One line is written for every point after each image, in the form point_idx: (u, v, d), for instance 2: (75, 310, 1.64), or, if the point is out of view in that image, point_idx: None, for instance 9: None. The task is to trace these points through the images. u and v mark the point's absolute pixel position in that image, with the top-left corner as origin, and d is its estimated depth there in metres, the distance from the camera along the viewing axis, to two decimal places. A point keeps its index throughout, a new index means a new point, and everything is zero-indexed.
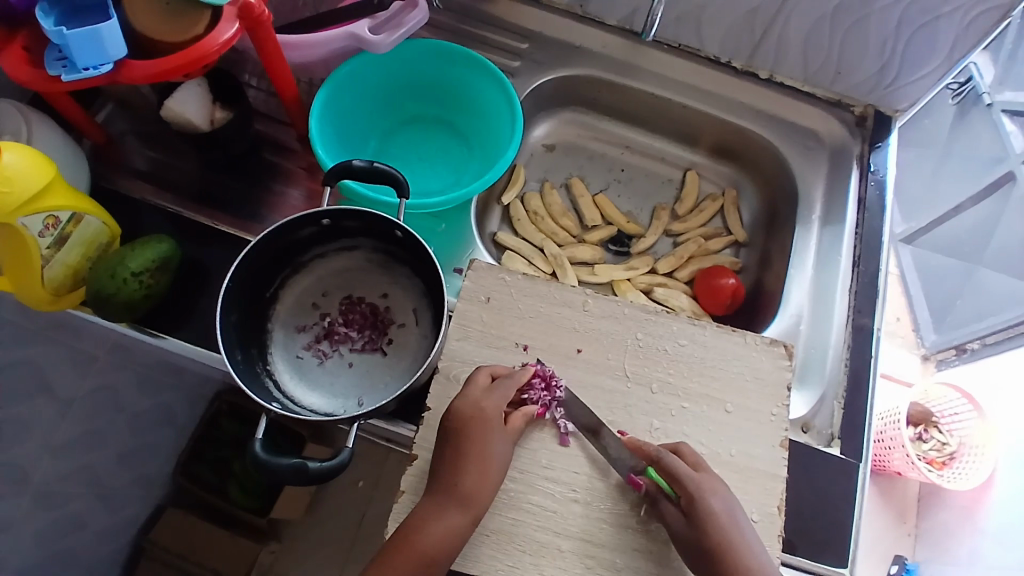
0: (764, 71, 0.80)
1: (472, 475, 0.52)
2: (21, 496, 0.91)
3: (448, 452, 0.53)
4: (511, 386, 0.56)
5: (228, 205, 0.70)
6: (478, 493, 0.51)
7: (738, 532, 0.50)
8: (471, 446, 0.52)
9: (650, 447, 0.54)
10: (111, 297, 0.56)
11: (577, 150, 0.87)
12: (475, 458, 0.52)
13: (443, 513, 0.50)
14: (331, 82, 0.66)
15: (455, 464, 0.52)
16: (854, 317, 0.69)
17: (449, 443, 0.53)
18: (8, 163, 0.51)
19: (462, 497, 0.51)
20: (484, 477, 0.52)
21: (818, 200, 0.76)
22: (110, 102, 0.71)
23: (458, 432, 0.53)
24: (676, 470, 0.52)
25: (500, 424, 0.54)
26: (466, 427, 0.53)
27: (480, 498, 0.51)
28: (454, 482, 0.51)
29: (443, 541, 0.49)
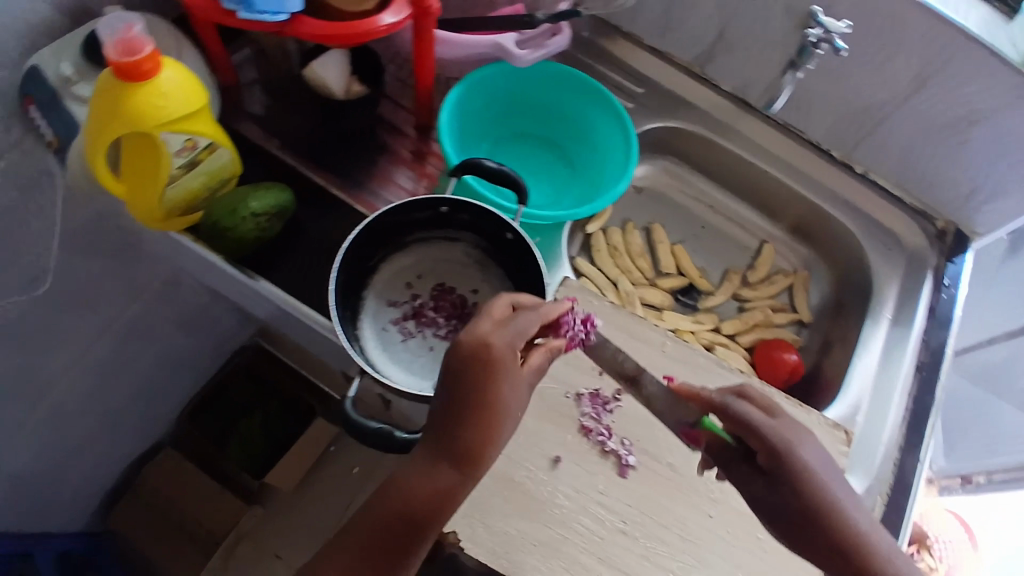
0: (859, 166, 0.83)
1: (478, 428, 0.46)
2: (38, 406, 0.91)
3: (455, 397, 0.47)
4: (531, 321, 0.50)
5: (337, 170, 0.72)
6: (480, 447, 0.46)
7: (849, 509, 0.48)
8: (477, 394, 0.46)
9: (715, 396, 0.55)
10: (227, 229, 0.58)
11: (664, 199, 0.89)
12: (482, 408, 0.46)
13: (436, 467, 0.46)
14: (466, 82, 0.69)
15: (457, 414, 0.46)
16: (908, 419, 0.70)
17: (453, 387, 0.47)
18: (167, 79, 0.53)
19: (459, 456, 0.46)
20: (487, 432, 0.46)
21: (891, 299, 0.78)
22: (247, 47, 0.74)
23: (456, 374, 0.47)
24: (750, 417, 0.52)
25: (512, 367, 0.47)
26: (471, 371, 0.46)
27: (482, 451, 0.46)
28: (452, 436, 0.46)
29: (430, 495, 0.45)
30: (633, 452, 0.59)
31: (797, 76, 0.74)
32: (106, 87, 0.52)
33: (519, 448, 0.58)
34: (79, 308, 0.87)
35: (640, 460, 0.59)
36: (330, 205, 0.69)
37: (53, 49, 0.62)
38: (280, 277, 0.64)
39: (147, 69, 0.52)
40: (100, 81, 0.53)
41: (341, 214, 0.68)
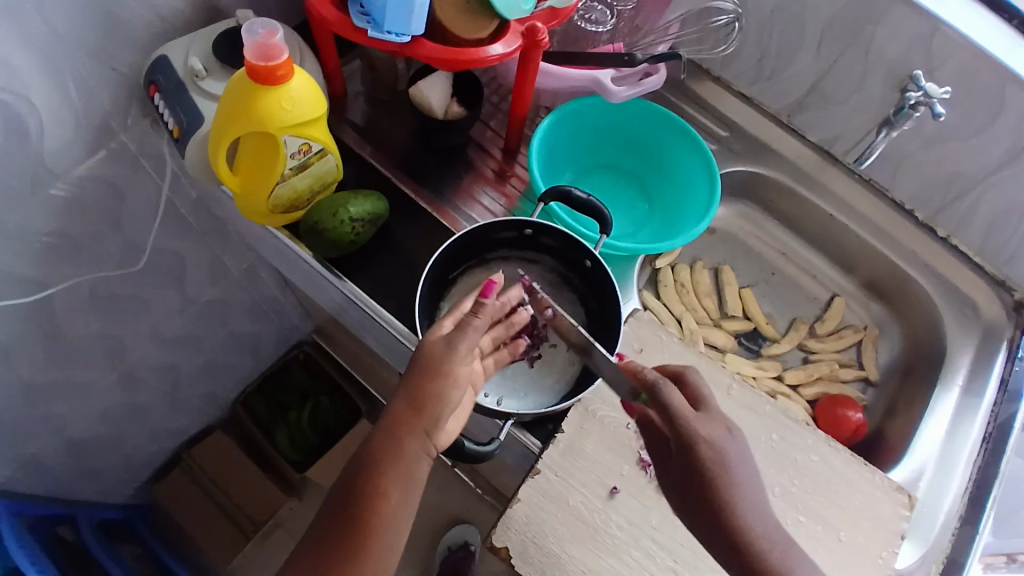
0: (942, 229, 0.82)
1: (424, 389, 0.49)
2: (114, 370, 0.96)
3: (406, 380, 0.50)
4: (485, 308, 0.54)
5: (427, 184, 0.75)
6: (433, 413, 0.49)
7: (792, 549, 0.48)
8: (425, 375, 0.50)
9: (648, 375, 0.50)
10: (325, 231, 0.61)
11: (736, 241, 0.89)
12: (432, 378, 0.49)
13: (392, 437, 0.49)
14: (559, 112, 0.72)
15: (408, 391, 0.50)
16: (973, 491, 0.68)
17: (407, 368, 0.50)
18: (295, 86, 0.56)
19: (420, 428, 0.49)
20: (435, 397, 0.49)
21: (964, 367, 0.76)
22: (358, 59, 0.79)
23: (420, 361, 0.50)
24: (669, 405, 0.49)
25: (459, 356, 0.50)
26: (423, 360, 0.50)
27: (432, 411, 0.49)
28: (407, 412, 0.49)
29: (399, 467, 0.48)
30: None
31: (891, 134, 0.73)
32: (240, 88, 0.56)
33: (577, 474, 0.58)
34: (165, 284, 0.92)
35: None
36: (416, 215, 0.72)
37: (185, 43, 0.68)
38: (364, 279, 0.67)
39: (280, 75, 0.55)
40: (236, 81, 0.57)
41: (426, 224, 0.71)
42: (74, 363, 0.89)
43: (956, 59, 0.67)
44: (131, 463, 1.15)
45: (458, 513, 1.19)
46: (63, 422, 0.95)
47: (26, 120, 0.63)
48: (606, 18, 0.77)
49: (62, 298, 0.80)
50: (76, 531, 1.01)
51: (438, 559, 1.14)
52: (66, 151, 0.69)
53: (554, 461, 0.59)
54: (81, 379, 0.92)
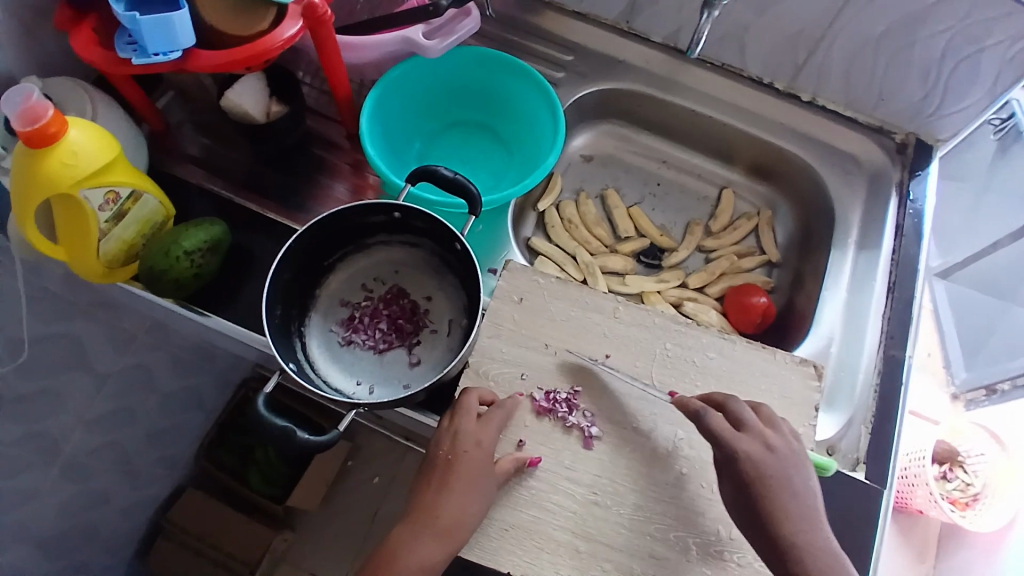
0: (806, 94, 0.81)
1: (453, 509, 0.51)
2: (51, 466, 0.94)
3: (434, 482, 0.53)
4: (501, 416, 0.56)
5: (277, 195, 0.73)
6: (456, 526, 0.51)
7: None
8: (459, 481, 0.52)
9: (693, 403, 0.54)
10: (163, 273, 0.59)
11: (615, 163, 0.88)
12: (459, 489, 0.52)
13: (417, 542, 0.50)
14: (382, 83, 0.69)
15: (434, 498, 0.52)
16: (886, 341, 0.69)
17: (433, 477, 0.53)
18: (75, 138, 0.54)
19: (439, 530, 0.50)
20: (466, 511, 0.51)
21: (855, 224, 0.76)
22: (169, 90, 0.75)
23: (448, 464, 0.53)
24: (738, 413, 0.53)
25: (484, 461, 0.54)
26: (449, 461, 0.53)
27: (459, 532, 0.51)
28: (435, 515, 0.51)
29: (417, 574, 0.49)
30: (596, 423, 0.59)
31: (714, 14, 0.70)
32: (20, 160, 0.54)
33: None
34: (71, 367, 0.90)
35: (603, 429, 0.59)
36: (274, 230, 0.69)
37: None
38: (235, 308, 0.65)
39: (53, 132, 0.53)
40: (14, 155, 0.54)
41: (285, 236, 0.69)
42: (7, 471, 0.87)
43: None
44: (112, 546, 1.14)
45: None
46: (21, 532, 0.93)
47: None
48: None
49: None
50: None
51: None
52: None
53: None
54: (20, 484, 0.90)
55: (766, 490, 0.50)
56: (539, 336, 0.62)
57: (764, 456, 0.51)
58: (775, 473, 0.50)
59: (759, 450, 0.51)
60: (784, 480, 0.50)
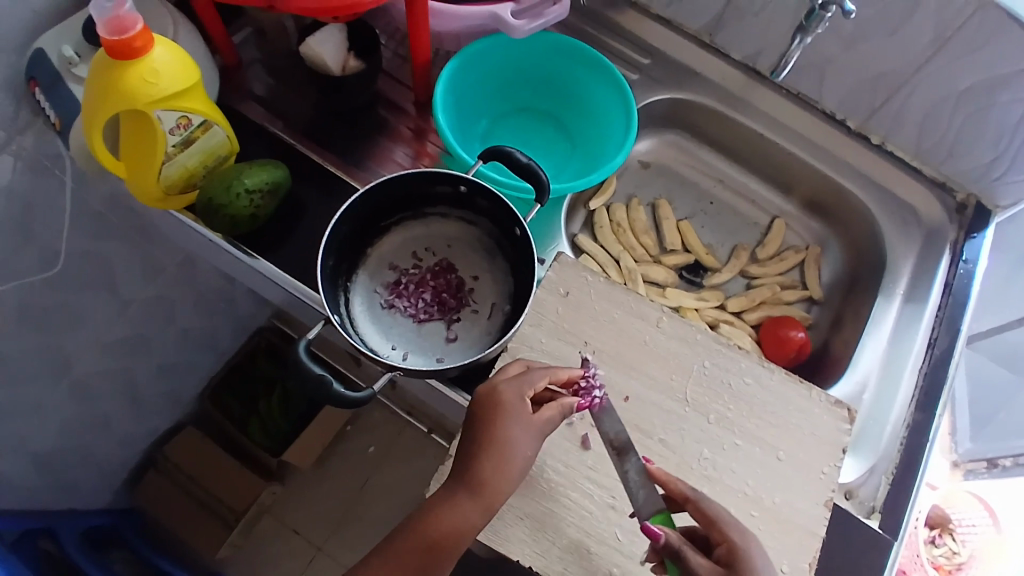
0: (876, 137, 0.80)
1: (492, 468, 0.48)
2: (62, 382, 0.94)
3: (468, 442, 0.50)
4: (541, 375, 0.54)
5: (338, 149, 0.72)
6: (492, 485, 0.48)
7: None
8: (488, 444, 0.49)
9: (682, 486, 0.54)
10: (222, 207, 0.59)
11: (671, 174, 0.87)
12: (492, 449, 0.49)
13: (453, 501, 0.48)
14: (461, 56, 0.69)
15: (470, 456, 0.49)
16: (920, 397, 0.68)
17: (474, 431, 0.50)
18: (158, 56, 0.53)
19: (474, 487, 0.48)
20: (504, 469, 0.49)
21: (905, 274, 0.75)
22: (247, 28, 0.74)
23: (482, 418, 0.50)
24: (713, 512, 0.52)
25: (522, 411, 0.50)
26: (484, 417, 0.50)
27: (494, 490, 0.48)
28: (468, 470, 0.49)
29: (450, 535, 0.47)
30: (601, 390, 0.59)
31: (806, 41, 0.70)
32: (101, 69, 0.53)
33: None
34: (97, 288, 0.90)
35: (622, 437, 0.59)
36: (328, 186, 0.69)
37: (54, 31, 0.64)
38: (281, 255, 0.65)
39: (138, 47, 0.52)
40: (95, 64, 0.53)
41: (340, 192, 0.69)
42: (16, 380, 0.87)
43: None
44: (105, 469, 1.14)
45: None
46: (19, 443, 0.92)
47: None
48: None
49: None
50: (58, 543, 0.99)
51: None
52: None
53: None
54: (27, 396, 0.89)
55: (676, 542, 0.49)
56: (579, 334, 0.62)
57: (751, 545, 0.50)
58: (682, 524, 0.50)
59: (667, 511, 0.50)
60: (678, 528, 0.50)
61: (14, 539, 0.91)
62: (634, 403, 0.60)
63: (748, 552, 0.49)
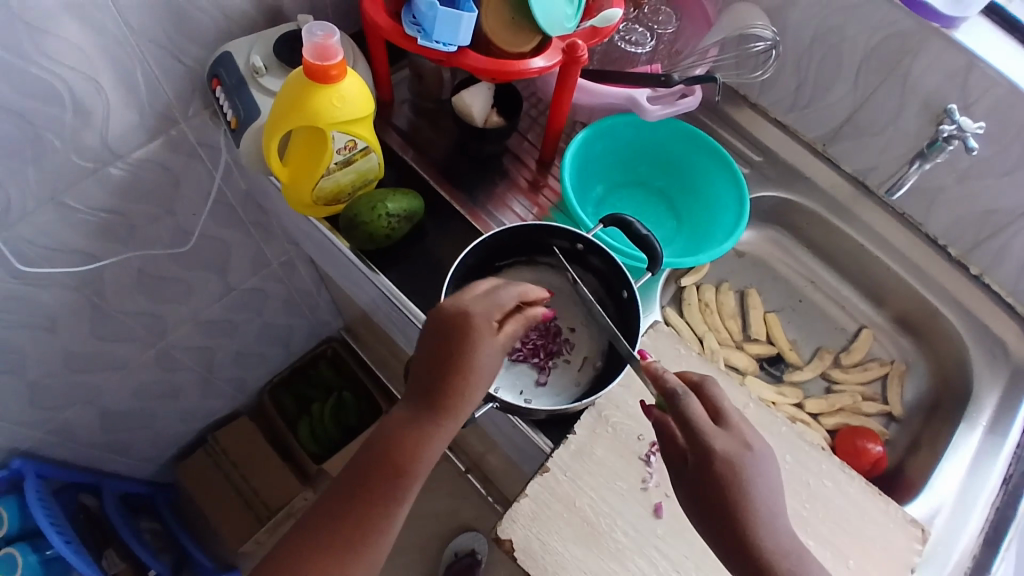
0: (975, 267, 0.81)
1: (454, 385, 0.53)
2: (153, 348, 1.00)
3: (432, 364, 0.53)
4: (510, 295, 0.56)
5: (464, 188, 0.78)
6: (457, 402, 0.53)
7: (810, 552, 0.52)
8: (453, 366, 0.53)
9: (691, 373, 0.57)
10: (364, 224, 0.65)
11: (765, 267, 0.90)
12: (456, 370, 0.53)
13: (419, 420, 0.54)
14: (595, 127, 0.75)
15: (433, 376, 0.53)
16: (988, 531, 0.66)
17: (434, 346, 0.54)
18: (347, 86, 0.60)
19: (438, 404, 0.53)
20: (467, 384, 0.53)
21: (990, 407, 0.75)
22: (405, 70, 0.83)
23: (449, 338, 0.53)
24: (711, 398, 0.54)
25: (489, 333, 0.53)
26: (453, 337, 0.53)
27: (459, 407, 0.54)
28: (432, 390, 0.53)
29: (417, 447, 0.53)
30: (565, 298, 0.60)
31: (924, 166, 0.73)
32: (297, 87, 0.60)
33: (587, 478, 0.60)
34: (207, 271, 0.97)
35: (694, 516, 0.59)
36: (449, 220, 0.74)
37: (246, 41, 0.72)
38: (397, 275, 0.70)
39: (333, 75, 0.59)
40: (291, 81, 0.61)
41: (461, 227, 0.74)
42: (113, 338, 0.93)
43: (991, 95, 0.67)
44: (162, 439, 1.20)
45: (470, 522, 1.30)
46: (95, 396, 0.98)
47: (97, 102, 0.67)
48: (645, 40, 0.80)
49: (112, 273, 0.84)
50: (99, 500, 1.08)
51: (444, 563, 1.24)
52: (133, 137, 0.73)
53: (563, 462, 0.61)
54: (120, 354, 0.96)
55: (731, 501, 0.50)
56: None
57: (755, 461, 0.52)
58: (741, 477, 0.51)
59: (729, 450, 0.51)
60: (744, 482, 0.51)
61: (59, 488, 1.01)
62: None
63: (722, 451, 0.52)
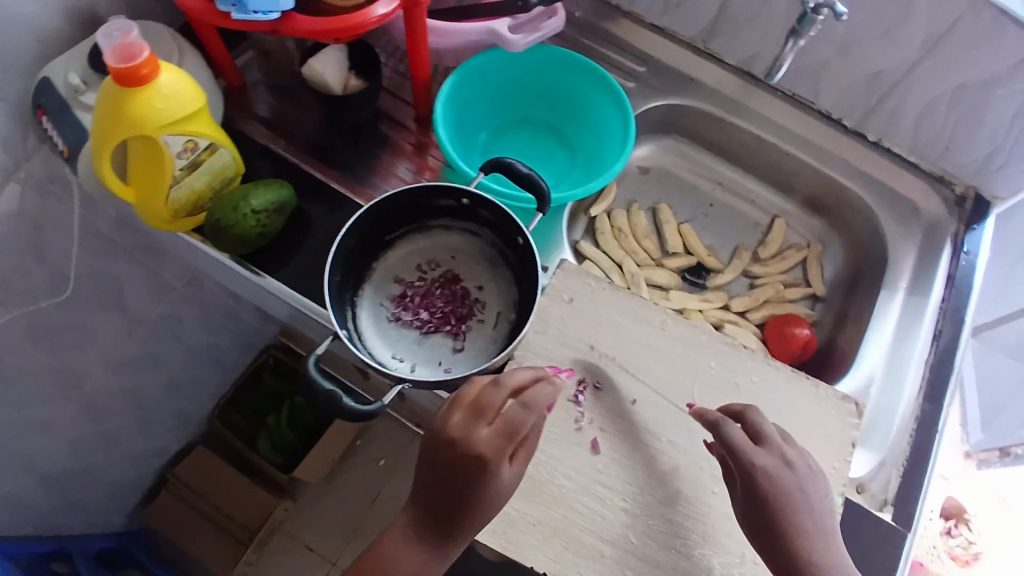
0: (872, 134, 0.80)
1: (467, 520, 0.51)
2: (72, 401, 0.95)
3: (441, 498, 0.51)
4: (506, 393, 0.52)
5: (342, 166, 0.73)
6: (463, 535, 0.52)
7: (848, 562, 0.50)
8: (469, 503, 0.50)
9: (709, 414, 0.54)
10: (229, 227, 0.60)
11: (671, 178, 0.88)
12: (472, 507, 0.50)
13: (410, 549, 0.52)
14: (460, 71, 0.70)
15: (441, 510, 0.51)
16: (926, 390, 0.68)
17: (439, 485, 0.51)
18: (166, 82, 0.55)
19: (442, 538, 0.51)
20: (471, 520, 0.51)
21: (907, 269, 0.75)
22: (250, 50, 0.76)
23: (457, 473, 0.50)
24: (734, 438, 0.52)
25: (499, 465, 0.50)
26: (471, 485, 0.50)
27: (462, 539, 0.52)
28: (440, 527, 0.51)
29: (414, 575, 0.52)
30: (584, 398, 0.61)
31: (798, 44, 0.70)
32: (109, 97, 0.55)
33: None
34: (107, 309, 0.91)
35: (623, 440, 0.59)
36: (332, 203, 0.70)
37: (62, 59, 0.65)
38: (285, 272, 0.66)
39: (145, 74, 0.54)
40: (104, 93, 0.55)
41: (344, 207, 0.70)
42: (26, 401, 0.87)
43: None
44: (116, 487, 1.15)
45: None
46: (28, 463, 0.93)
47: None
48: None
49: None
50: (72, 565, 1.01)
51: None
52: None
53: None
54: (38, 417, 0.90)
55: (783, 505, 0.51)
56: (583, 338, 0.63)
57: (781, 471, 0.51)
58: (791, 488, 0.51)
59: (777, 465, 0.52)
60: (801, 495, 0.51)
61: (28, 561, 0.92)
62: (642, 406, 0.61)
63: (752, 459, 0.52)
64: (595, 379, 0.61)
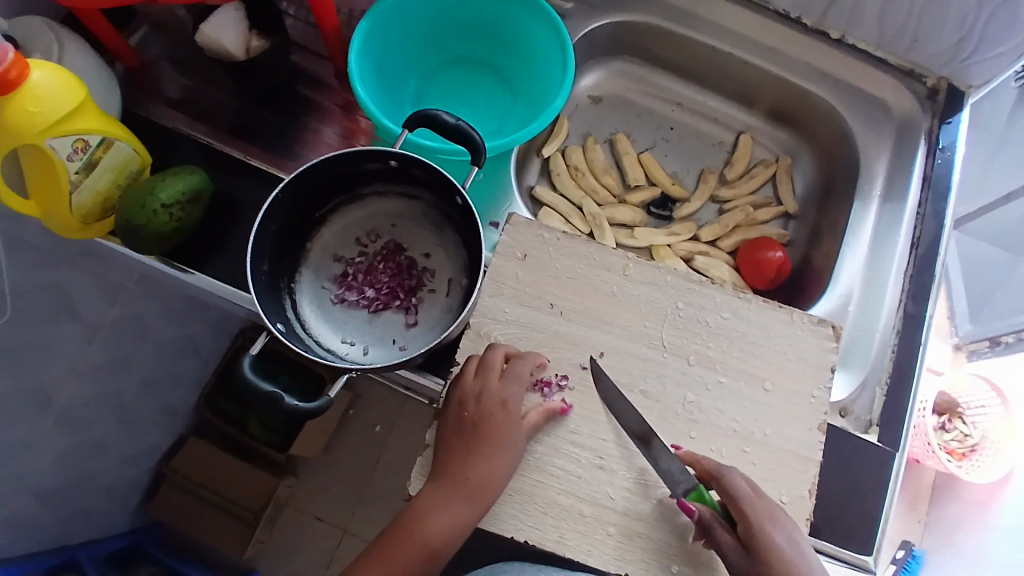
0: (835, 32, 0.73)
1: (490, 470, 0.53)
2: (46, 417, 0.89)
3: (467, 443, 0.55)
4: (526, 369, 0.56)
5: (263, 140, 0.68)
6: (485, 488, 0.53)
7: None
8: (489, 443, 0.54)
9: (710, 463, 0.53)
10: (142, 228, 0.56)
11: (626, 105, 0.83)
12: (491, 447, 0.54)
13: (445, 506, 0.53)
14: (372, 14, 0.63)
15: (466, 460, 0.54)
16: (908, 303, 0.65)
17: (462, 437, 0.55)
18: (37, 81, 0.50)
19: (471, 490, 0.53)
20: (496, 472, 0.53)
21: (880, 175, 0.71)
22: (144, 24, 0.69)
23: (479, 425, 0.54)
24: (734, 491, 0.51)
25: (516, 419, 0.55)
26: (491, 432, 0.54)
27: (490, 490, 0.53)
28: (464, 477, 0.53)
29: (449, 531, 0.53)
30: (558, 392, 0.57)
31: None
32: None
33: None
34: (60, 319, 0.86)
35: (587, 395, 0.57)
36: (258, 183, 0.65)
37: None
38: (217, 266, 0.61)
39: (15, 76, 0.49)
40: None
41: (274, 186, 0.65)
42: None
43: None
44: (116, 494, 1.11)
45: None
46: (19, 484, 0.88)
47: None
48: None
49: None
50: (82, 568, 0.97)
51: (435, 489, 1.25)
52: None
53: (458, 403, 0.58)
54: (14, 439, 0.85)
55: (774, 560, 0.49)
56: (544, 296, 0.59)
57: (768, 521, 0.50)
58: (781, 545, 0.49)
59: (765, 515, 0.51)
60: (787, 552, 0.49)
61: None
62: (609, 356, 0.58)
63: (765, 533, 0.50)
64: (562, 378, 0.57)
